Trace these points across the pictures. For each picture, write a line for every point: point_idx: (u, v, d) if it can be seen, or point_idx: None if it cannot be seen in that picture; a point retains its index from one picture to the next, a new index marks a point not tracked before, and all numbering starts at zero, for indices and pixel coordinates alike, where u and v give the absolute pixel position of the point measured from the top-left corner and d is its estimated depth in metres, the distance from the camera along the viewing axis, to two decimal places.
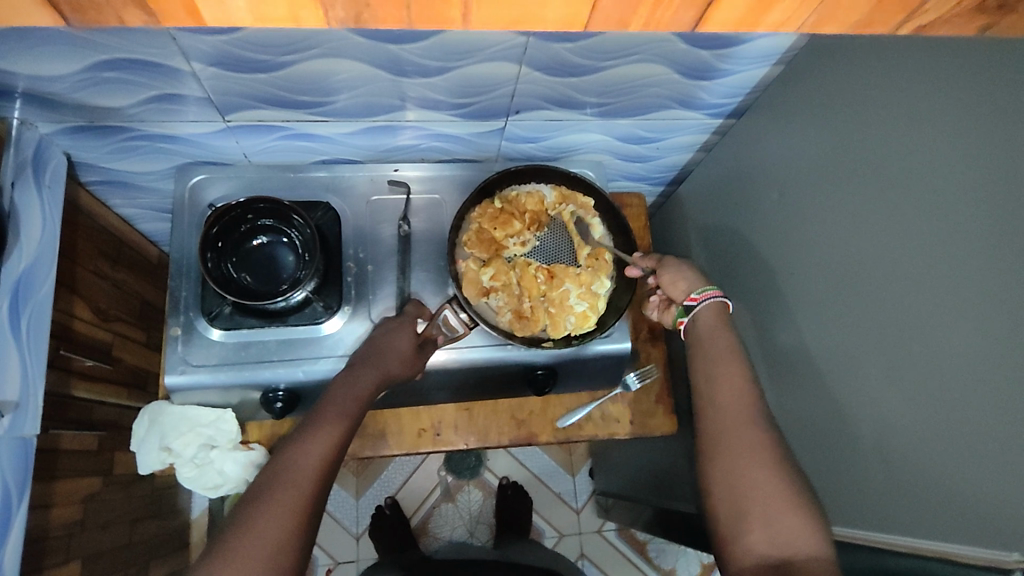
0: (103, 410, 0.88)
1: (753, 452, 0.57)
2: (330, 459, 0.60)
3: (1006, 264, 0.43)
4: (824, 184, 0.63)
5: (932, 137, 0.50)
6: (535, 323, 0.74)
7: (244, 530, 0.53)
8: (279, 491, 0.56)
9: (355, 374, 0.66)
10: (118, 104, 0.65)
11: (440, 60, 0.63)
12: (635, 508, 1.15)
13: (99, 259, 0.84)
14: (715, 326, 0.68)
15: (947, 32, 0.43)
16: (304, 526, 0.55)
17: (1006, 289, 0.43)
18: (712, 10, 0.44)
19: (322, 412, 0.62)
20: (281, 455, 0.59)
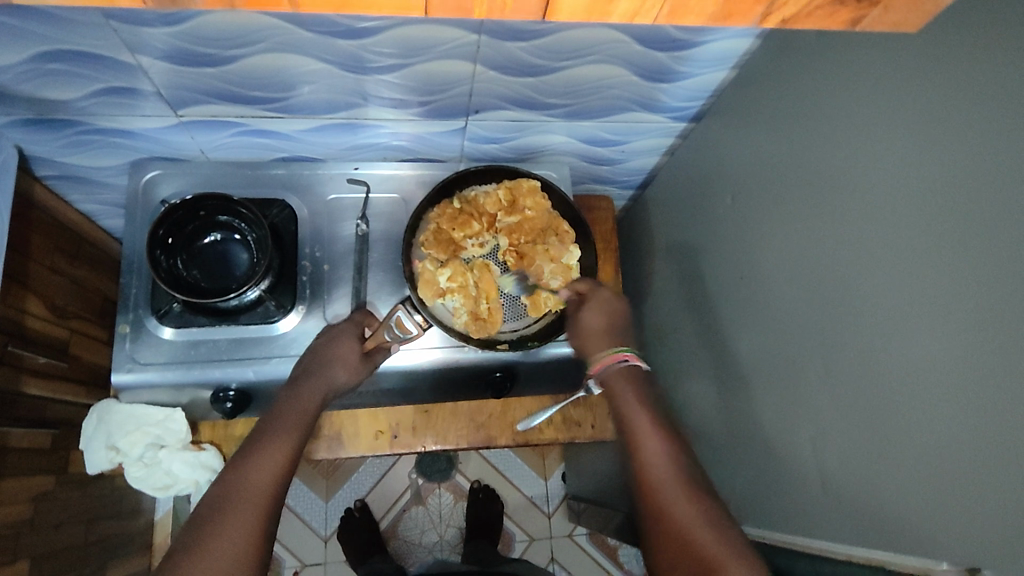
0: (57, 408, 0.86)
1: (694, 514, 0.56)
2: (279, 481, 0.59)
3: (947, 270, 0.43)
4: (778, 189, 0.62)
5: (878, 141, 0.49)
6: (492, 325, 0.73)
7: (196, 558, 0.52)
8: (233, 513, 0.55)
9: (299, 388, 0.65)
10: (66, 97, 0.64)
11: (394, 57, 0.63)
12: (604, 512, 1.14)
13: (55, 254, 0.83)
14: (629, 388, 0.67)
15: (812, 23, 0.44)
16: (260, 543, 0.55)
17: (945, 294, 0.43)
18: (556, 1, 0.40)
19: (269, 429, 0.61)
20: (226, 479, 0.57)
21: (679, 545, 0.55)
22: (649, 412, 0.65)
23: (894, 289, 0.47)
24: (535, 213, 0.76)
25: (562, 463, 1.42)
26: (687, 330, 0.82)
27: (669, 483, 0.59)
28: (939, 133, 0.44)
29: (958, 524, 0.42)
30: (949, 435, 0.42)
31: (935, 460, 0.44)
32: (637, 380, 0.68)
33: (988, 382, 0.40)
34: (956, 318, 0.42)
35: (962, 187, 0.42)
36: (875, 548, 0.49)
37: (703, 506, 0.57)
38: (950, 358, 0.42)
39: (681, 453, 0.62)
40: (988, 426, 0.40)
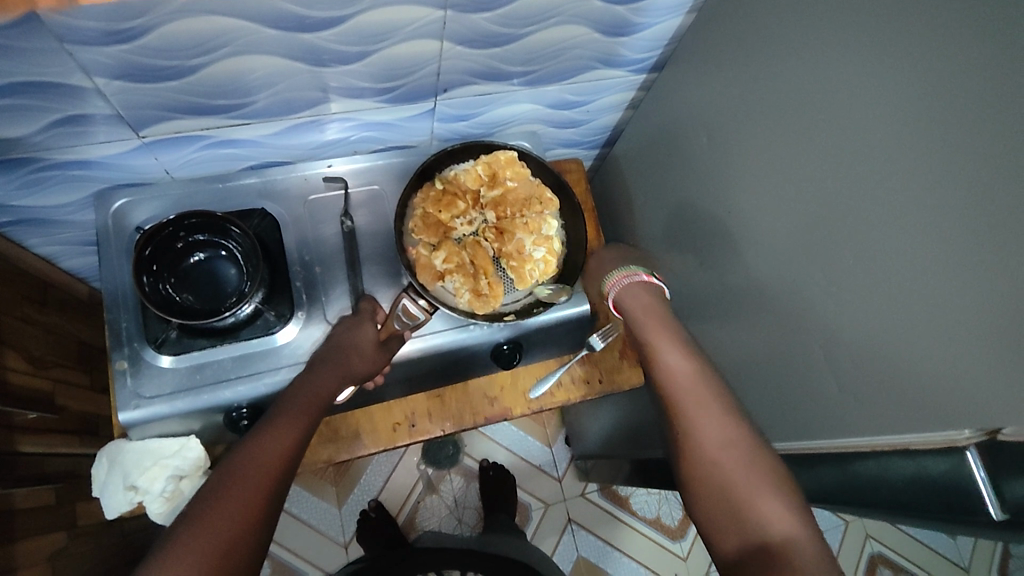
0: (55, 462, 0.83)
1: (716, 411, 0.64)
2: (285, 462, 0.58)
3: (923, 167, 0.46)
4: (748, 122, 0.65)
5: (844, 60, 0.52)
6: (494, 299, 0.73)
7: (195, 525, 0.51)
8: (235, 487, 0.54)
9: (314, 373, 0.66)
10: (19, 133, 0.61)
11: (358, 45, 0.62)
12: (614, 465, 1.18)
13: (23, 304, 0.79)
14: (645, 304, 0.76)
15: None
16: (259, 520, 0.54)
17: (925, 191, 0.46)
18: None
19: (282, 412, 0.62)
20: (235, 455, 0.57)
21: (698, 457, 0.62)
22: (678, 339, 0.71)
23: (874, 196, 0.50)
24: (517, 184, 0.77)
25: (562, 428, 1.45)
26: (675, 274, 0.84)
27: (695, 395, 0.65)
28: (904, 43, 0.47)
29: (953, 400, 0.46)
30: (938, 320, 0.46)
31: (928, 346, 0.47)
32: (654, 306, 0.76)
33: (974, 264, 0.43)
34: (938, 211, 0.45)
35: (933, 90, 0.45)
36: (879, 436, 0.53)
37: (729, 423, 0.63)
38: (934, 249, 0.46)
39: (710, 376, 0.67)
40: (975, 305, 0.43)
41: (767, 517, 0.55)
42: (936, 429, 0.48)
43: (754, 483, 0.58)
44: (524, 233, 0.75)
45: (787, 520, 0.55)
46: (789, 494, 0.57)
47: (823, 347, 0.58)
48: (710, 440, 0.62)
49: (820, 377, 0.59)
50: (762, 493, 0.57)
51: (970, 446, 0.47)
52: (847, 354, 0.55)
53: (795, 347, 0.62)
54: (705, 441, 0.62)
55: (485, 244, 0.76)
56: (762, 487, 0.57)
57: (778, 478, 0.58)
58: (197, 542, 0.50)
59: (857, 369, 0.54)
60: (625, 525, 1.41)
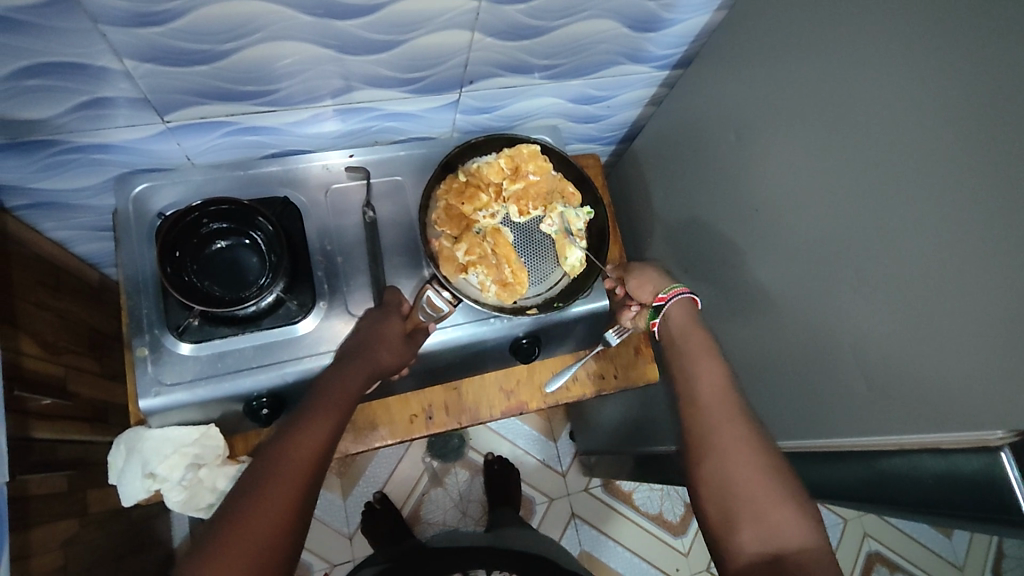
0: (67, 449, 0.82)
1: (733, 425, 0.61)
2: (317, 459, 0.58)
3: (959, 168, 0.46)
4: (775, 120, 0.65)
5: (878, 59, 0.52)
6: (519, 288, 0.73)
7: (232, 525, 0.52)
8: (272, 484, 0.55)
9: (342, 367, 0.66)
10: (43, 115, 0.60)
11: (388, 34, 0.61)
12: (620, 461, 1.18)
13: (38, 289, 0.78)
14: (685, 323, 0.72)
15: None
16: (292, 522, 0.54)
17: (960, 191, 0.46)
18: None
19: (313, 405, 0.62)
20: (269, 453, 0.57)
21: (721, 471, 0.59)
22: (710, 351, 0.68)
23: (906, 195, 0.50)
24: (540, 177, 0.77)
25: (567, 423, 1.45)
26: (694, 271, 0.84)
27: (715, 407, 0.63)
28: (942, 44, 0.47)
29: (984, 399, 0.46)
30: (971, 320, 0.46)
31: (960, 344, 0.47)
32: (692, 320, 0.72)
33: (1010, 265, 0.43)
34: (973, 212, 0.45)
35: (972, 92, 0.45)
36: (908, 434, 0.53)
37: (755, 436, 0.60)
38: (968, 249, 0.46)
39: (735, 387, 0.65)
40: (1010, 305, 0.43)
41: (784, 529, 0.54)
42: (966, 429, 0.48)
43: (776, 494, 0.56)
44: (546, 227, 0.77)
45: (803, 532, 0.54)
46: (806, 507, 0.56)
47: (849, 346, 0.58)
48: (740, 452, 0.59)
49: (845, 376, 0.59)
50: (780, 515, 0.55)
51: (1003, 446, 0.46)
52: (874, 355, 0.55)
53: (818, 346, 0.62)
54: (731, 451, 0.59)
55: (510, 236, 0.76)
56: (780, 508, 0.55)
57: (797, 489, 0.57)
58: (235, 542, 0.51)
59: (884, 370, 0.55)
60: (628, 521, 1.42)
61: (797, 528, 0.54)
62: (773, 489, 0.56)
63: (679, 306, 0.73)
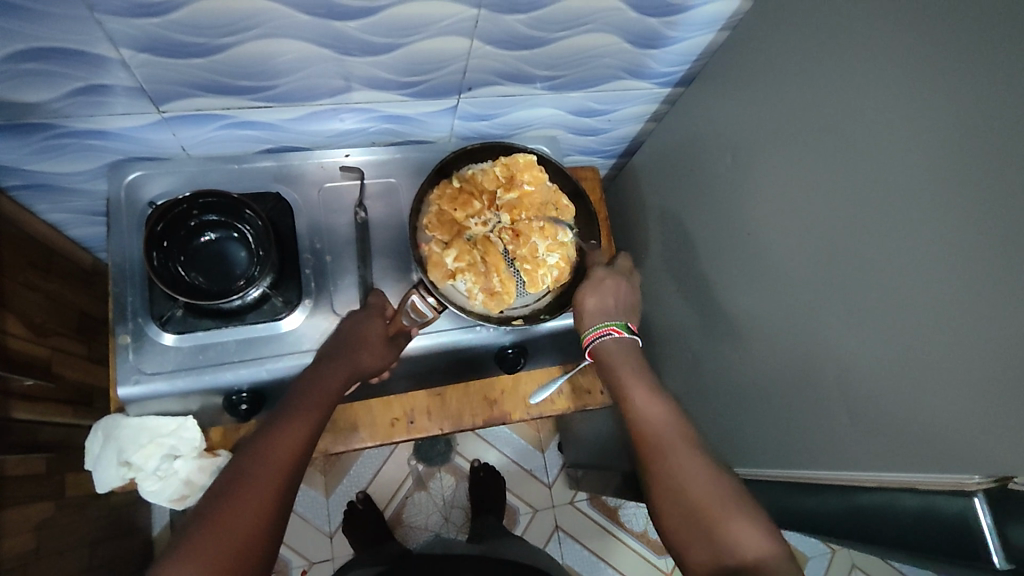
0: (47, 431, 0.82)
1: (678, 446, 0.63)
2: (295, 460, 0.58)
3: (950, 204, 0.45)
4: (772, 144, 0.64)
5: (875, 89, 0.52)
6: (506, 298, 0.73)
7: (207, 524, 0.52)
8: (249, 483, 0.55)
9: (323, 366, 0.65)
10: (39, 99, 0.60)
11: (388, 37, 0.61)
12: (606, 476, 1.18)
13: (27, 270, 0.78)
14: (622, 356, 0.71)
15: None
16: (268, 522, 0.54)
17: (949, 229, 0.45)
18: None
19: (293, 406, 0.61)
20: (248, 453, 0.57)
21: (675, 497, 0.60)
22: (648, 378, 0.69)
23: (897, 228, 0.50)
24: (535, 188, 0.76)
25: (557, 434, 1.45)
26: (686, 291, 0.84)
27: (661, 431, 0.65)
28: (938, 77, 0.46)
29: (966, 442, 0.45)
30: (956, 360, 0.45)
31: (945, 384, 0.46)
32: (626, 353, 0.72)
33: (995, 306, 0.42)
34: (963, 251, 0.44)
35: (963, 128, 0.44)
36: (888, 471, 0.52)
37: (700, 457, 0.62)
38: (955, 288, 0.45)
39: (676, 410, 0.67)
40: (994, 348, 0.42)
41: (737, 538, 0.55)
42: (945, 470, 0.47)
43: (726, 508, 0.57)
44: (539, 236, 0.75)
45: (760, 537, 0.55)
46: (757, 514, 0.57)
47: (833, 377, 0.57)
48: (688, 475, 0.60)
49: (829, 407, 0.58)
50: (736, 524, 0.56)
51: (978, 490, 0.45)
52: (858, 388, 0.54)
53: (804, 375, 0.61)
54: (680, 471, 0.61)
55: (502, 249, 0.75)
56: (734, 517, 0.57)
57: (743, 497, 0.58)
58: (213, 541, 0.51)
59: (867, 404, 0.54)
60: (611, 537, 1.41)
61: (753, 535, 0.55)
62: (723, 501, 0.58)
63: (615, 343, 0.72)
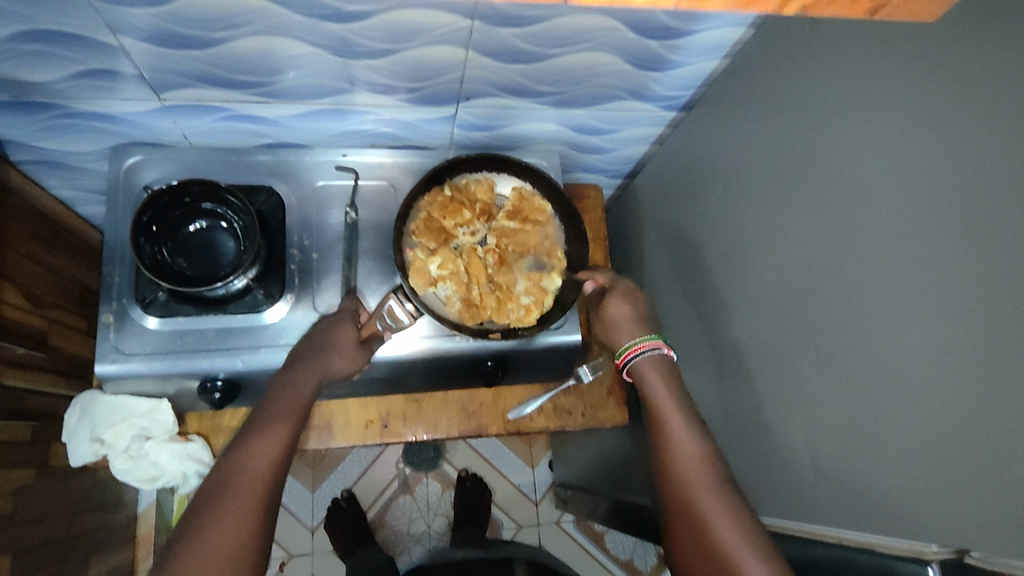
0: (36, 400, 0.85)
1: (702, 480, 0.60)
2: (277, 464, 0.58)
3: (931, 255, 0.43)
4: (767, 177, 0.63)
5: (866, 128, 0.50)
6: (482, 311, 0.73)
7: (193, 537, 0.52)
8: (230, 500, 0.54)
9: (296, 370, 0.65)
10: (45, 79, 0.62)
11: (385, 42, 0.62)
12: (590, 499, 1.16)
13: (33, 242, 0.81)
14: (657, 377, 0.69)
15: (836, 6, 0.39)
16: (256, 529, 0.54)
17: (927, 281, 0.43)
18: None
19: (261, 417, 0.60)
20: (225, 462, 0.57)
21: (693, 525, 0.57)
22: (683, 401, 0.67)
23: (878, 274, 0.48)
24: (534, 229, 0.76)
25: (549, 451, 1.43)
26: (676, 319, 0.82)
27: (688, 465, 0.61)
28: (926, 121, 0.44)
29: (935, 507, 0.43)
30: (930, 418, 0.43)
31: (917, 444, 0.44)
32: (666, 369, 0.70)
33: (969, 368, 0.40)
34: (939, 304, 0.42)
35: (946, 176, 0.42)
36: (848, 529, 0.51)
37: (721, 491, 0.58)
38: (930, 345, 0.43)
39: (707, 442, 0.63)
40: (966, 411, 0.40)
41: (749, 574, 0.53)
42: (904, 534, 0.46)
43: (737, 534, 0.55)
44: (521, 273, 0.75)
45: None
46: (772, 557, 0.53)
47: (806, 423, 0.55)
48: (706, 498, 0.58)
49: (802, 454, 0.56)
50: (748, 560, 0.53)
51: (934, 561, 0.43)
52: (829, 437, 0.52)
53: (779, 418, 0.59)
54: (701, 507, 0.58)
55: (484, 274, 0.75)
56: (748, 554, 0.53)
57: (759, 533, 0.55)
58: (202, 561, 0.50)
59: (838, 453, 0.52)
60: (595, 561, 1.38)
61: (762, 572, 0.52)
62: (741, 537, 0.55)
63: (650, 360, 0.70)
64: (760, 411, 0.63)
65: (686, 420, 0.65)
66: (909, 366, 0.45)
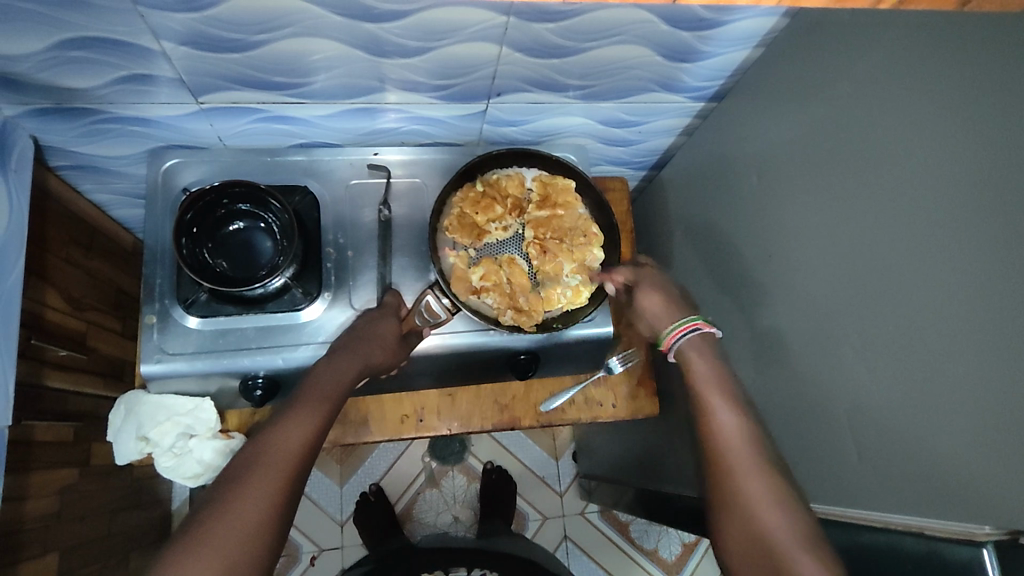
0: (77, 401, 0.86)
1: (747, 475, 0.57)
2: (307, 448, 0.57)
3: (975, 239, 0.43)
4: (800, 165, 0.63)
5: (902, 115, 0.50)
6: (534, 314, 0.74)
7: (218, 512, 0.51)
8: (257, 471, 0.53)
9: (336, 360, 0.66)
10: (86, 85, 0.63)
11: (420, 40, 0.62)
12: (616, 490, 1.16)
13: (71, 246, 0.82)
14: (704, 367, 0.67)
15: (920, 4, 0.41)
16: (278, 511, 0.53)
17: (971, 268, 0.44)
18: None
19: (301, 398, 0.61)
20: (256, 441, 0.56)
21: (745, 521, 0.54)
22: (726, 389, 0.64)
23: (917, 260, 0.48)
24: (565, 212, 0.77)
25: (572, 443, 1.44)
26: (707, 308, 0.83)
27: (741, 459, 0.58)
28: (969, 106, 0.44)
29: (987, 490, 0.43)
30: (977, 400, 0.43)
31: (964, 425, 0.44)
32: (711, 352, 0.68)
33: (1017, 351, 0.40)
34: (985, 290, 0.43)
35: (990, 161, 0.43)
36: (895, 513, 0.52)
37: (773, 485, 0.55)
38: (975, 328, 0.43)
39: (754, 429, 0.61)
40: (1016, 393, 0.41)
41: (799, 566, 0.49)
42: (956, 517, 0.46)
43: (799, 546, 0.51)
44: (567, 257, 0.76)
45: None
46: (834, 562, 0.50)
47: (848, 410, 0.56)
48: (762, 508, 0.54)
49: (842, 440, 0.57)
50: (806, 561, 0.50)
51: (988, 541, 0.44)
52: (872, 424, 0.53)
53: (819, 405, 0.60)
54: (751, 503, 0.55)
55: (526, 264, 0.76)
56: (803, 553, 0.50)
57: (804, 526, 0.52)
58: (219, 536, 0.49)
59: (882, 441, 0.52)
60: (620, 551, 1.39)
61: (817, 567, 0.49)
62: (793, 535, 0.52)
63: (695, 342, 0.69)
64: (798, 398, 0.63)
65: (734, 406, 0.63)
66: (953, 350, 0.45)
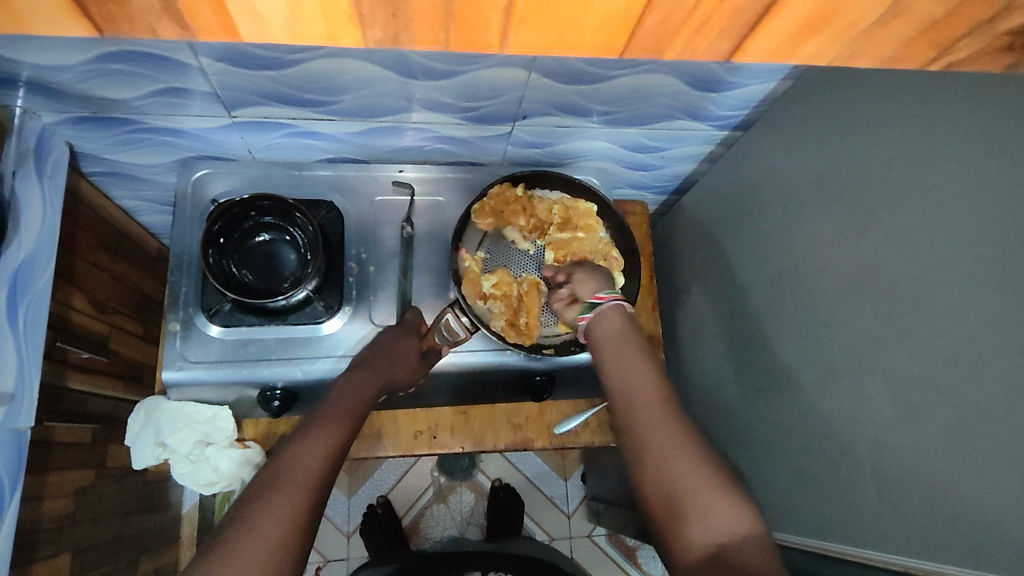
0: (97, 403, 0.87)
1: (663, 429, 0.54)
2: (330, 464, 0.58)
3: (1005, 285, 0.43)
4: (824, 200, 0.63)
5: (932, 156, 0.50)
6: (528, 334, 0.75)
7: (244, 527, 0.50)
8: (285, 487, 0.54)
9: (358, 376, 0.67)
10: (122, 96, 0.65)
11: (448, 64, 0.63)
12: (625, 515, 1.15)
13: (100, 251, 0.84)
14: (615, 325, 0.65)
15: (975, 67, 0.43)
16: (304, 528, 0.53)
17: (1001, 313, 0.43)
18: (747, 42, 0.43)
19: (324, 414, 0.61)
20: (281, 457, 0.56)
21: (659, 475, 0.52)
22: (638, 350, 0.62)
23: (945, 301, 0.47)
24: (586, 236, 0.78)
25: (581, 463, 1.43)
26: (726, 336, 0.82)
27: (649, 418, 0.55)
28: (1003, 151, 0.44)
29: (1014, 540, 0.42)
30: (1006, 448, 0.42)
31: (991, 473, 0.43)
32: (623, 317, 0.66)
33: None
34: (1015, 337, 0.42)
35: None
36: (914, 558, 0.51)
37: (684, 438, 0.53)
38: (1005, 375, 0.42)
39: (664, 385, 0.59)
40: None
41: (724, 521, 0.48)
42: (981, 567, 0.45)
43: (715, 496, 0.49)
44: None
45: (740, 519, 0.48)
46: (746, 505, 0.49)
47: (868, 448, 0.55)
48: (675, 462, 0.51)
49: (862, 479, 0.56)
50: (723, 508, 0.49)
51: None
52: (893, 463, 0.52)
53: (838, 442, 0.59)
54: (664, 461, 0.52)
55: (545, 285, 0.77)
56: (720, 501, 0.49)
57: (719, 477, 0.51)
58: (249, 551, 0.49)
59: (903, 482, 0.51)
60: None
61: (736, 517, 0.48)
62: (709, 487, 0.50)
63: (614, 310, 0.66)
64: (816, 433, 0.62)
65: (642, 363, 0.61)
66: (981, 395, 0.44)
